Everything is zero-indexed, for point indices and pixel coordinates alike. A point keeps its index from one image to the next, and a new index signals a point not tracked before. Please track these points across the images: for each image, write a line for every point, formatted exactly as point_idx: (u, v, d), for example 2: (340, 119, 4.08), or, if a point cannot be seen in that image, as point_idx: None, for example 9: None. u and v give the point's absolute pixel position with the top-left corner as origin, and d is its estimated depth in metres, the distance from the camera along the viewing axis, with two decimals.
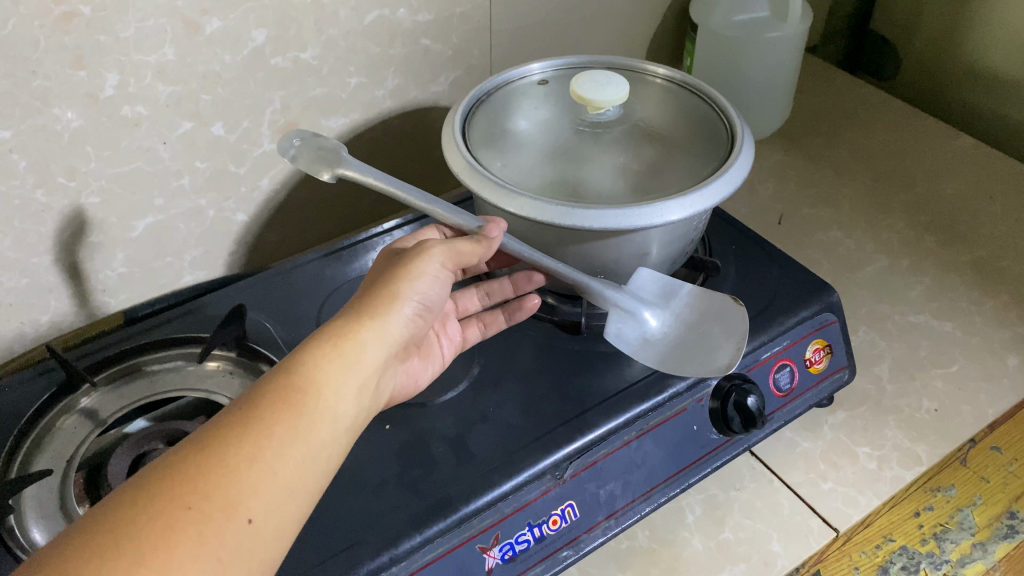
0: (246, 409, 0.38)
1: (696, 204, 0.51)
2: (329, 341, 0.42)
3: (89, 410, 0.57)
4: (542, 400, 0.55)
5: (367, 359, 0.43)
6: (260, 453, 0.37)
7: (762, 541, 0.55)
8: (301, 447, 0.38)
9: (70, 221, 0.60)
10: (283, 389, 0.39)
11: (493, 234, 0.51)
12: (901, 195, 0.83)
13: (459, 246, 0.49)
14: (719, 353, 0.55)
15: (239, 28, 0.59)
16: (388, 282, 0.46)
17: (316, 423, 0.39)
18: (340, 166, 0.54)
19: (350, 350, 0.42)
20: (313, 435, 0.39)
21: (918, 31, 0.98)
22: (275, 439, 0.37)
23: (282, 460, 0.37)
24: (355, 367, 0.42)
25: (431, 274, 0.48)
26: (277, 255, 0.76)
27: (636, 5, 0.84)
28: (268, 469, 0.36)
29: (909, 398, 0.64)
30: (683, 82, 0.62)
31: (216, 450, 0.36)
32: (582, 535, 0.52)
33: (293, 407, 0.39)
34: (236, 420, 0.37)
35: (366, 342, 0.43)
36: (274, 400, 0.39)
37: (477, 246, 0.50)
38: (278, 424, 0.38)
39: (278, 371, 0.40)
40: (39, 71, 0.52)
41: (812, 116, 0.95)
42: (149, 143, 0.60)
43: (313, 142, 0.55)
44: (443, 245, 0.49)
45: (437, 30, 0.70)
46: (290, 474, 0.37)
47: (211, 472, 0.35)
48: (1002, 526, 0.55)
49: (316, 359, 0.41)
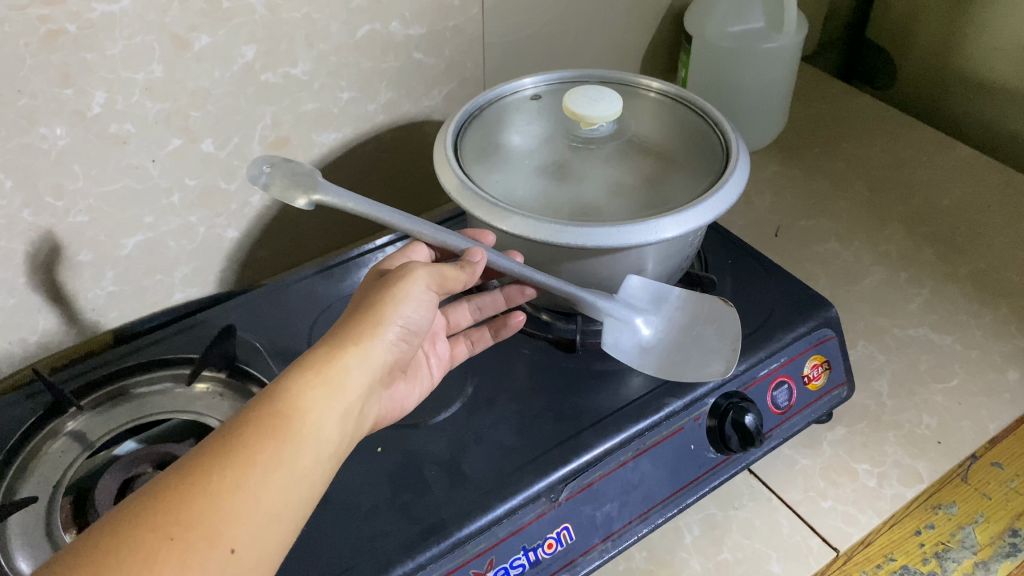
0: (230, 436, 0.37)
1: (691, 221, 0.50)
2: (314, 364, 0.41)
3: (77, 433, 0.56)
4: (537, 420, 0.54)
5: (352, 383, 0.42)
6: (243, 481, 0.36)
7: (761, 561, 0.54)
8: (285, 474, 0.37)
9: (58, 240, 0.59)
10: (266, 414, 0.38)
11: (476, 258, 0.50)
12: (899, 206, 0.82)
13: (445, 271, 0.48)
14: (705, 366, 0.56)
15: (229, 44, 0.58)
16: (375, 301, 0.45)
17: (300, 450, 0.38)
18: (318, 192, 0.46)
19: (335, 374, 0.41)
20: (296, 462, 0.38)
21: (915, 40, 0.97)
22: (258, 466, 0.36)
23: (266, 488, 0.36)
24: (340, 392, 0.41)
25: (417, 296, 0.47)
26: (269, 271, 0.75)
27: (631, 15, 0.83)
28: (251, 497, 0.36)
29: (908, 413, 0.63)
30: (676, 96, 0.61)
31: (199, 478, 0.35)
32: (579, 557, 0.51)
33: (276, 434, 0.38)
34: (219, 446, 0.36)
35: (351, 365, 0.42)
36: (257, 427, 0.38)
37: (460, 272, 0.49)
38: (262, 450, 0.37)
39: (261, 396, 0.39)
40: (25, 89, 0.52)
41: (808, 126, 0.95)
42: (138, 160, 0.60)
43: (285, 165, 0.47)
44: (426, 268, 0.47)
45: (429, 44, 0.69)
46: (274, 502, 0.36)
47: (193, 501, 0.34)
48: (1004, 544, 0.55)
49: (302, 384, 0.40)
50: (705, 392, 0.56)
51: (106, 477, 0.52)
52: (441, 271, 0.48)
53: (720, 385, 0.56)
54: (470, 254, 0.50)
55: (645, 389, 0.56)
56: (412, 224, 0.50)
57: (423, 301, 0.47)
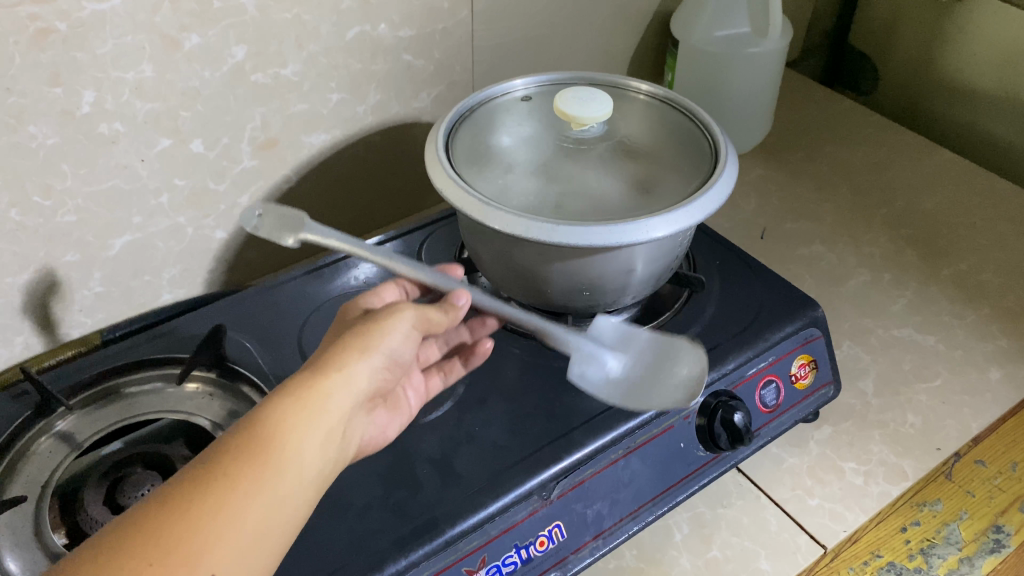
0: (211, 462, 0.37)
1: (682, 220, 0.50)
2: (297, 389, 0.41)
3: (65, 434, 0.55)
4: (527, 420, 0.55)
5: (335, 409, 0.42)
6: (224, 507, 0.36)
7: (750, 558, 0.55)
8: (265, 500, 0.37)
9: (45, 241, 0.59)
10: (247, 440, 0.38)
11: (460, 301, 0.51)
12: (882, 209, 0.83)
13: (426, 312, 0.48)
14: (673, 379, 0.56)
15: (219, 45, 0.58)
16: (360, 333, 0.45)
17: (282, 476, 0.38)
18: (307, 233, 0.47)
19: (318, 400, 0.41)
20: (278, 488, 0.38)
21: (894, 47, 0.99)
22: (240, 491, 0.36)
23: (246, 514, 0.36)
24: (322, 418, 0.41)
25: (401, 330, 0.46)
26: (257, 272, 0.75)
27: (618, 20, 0.84)
28: (232, 522, 0.36)
29: (893, 412, 0.64)
30: (665, 98, 0.62)
31: (178, 505, 0.35)
32: (570, 555, 0.51)
33: (257, 459, 0.38)
34: (199, 471, 0.36)
35: (333, 391, 0.42)
36: (238, 453, 0.37)
37: (442, 315, 0.50)
38: (242, 477, 0.37)
39: (244, 422, 0.39)
40: (14, 88, 0.51)
41: (792, 130, 0.96)
42: (127, 160, 0.59)
43: (275, 209, 0.47)
44: (412, 308, 0.47)
45: (418, 46, 0.70)
46: (254, 528, 0.36)
47: (173, 527, 0.34)
48: (988, 540, 0.55)
49: (284, 410, 0.40)
50: None
51: None
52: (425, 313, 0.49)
53: (710, 384, 0.57)
54: (453, 296, 0.51)
55: None
56: (392, 260, 0.50)
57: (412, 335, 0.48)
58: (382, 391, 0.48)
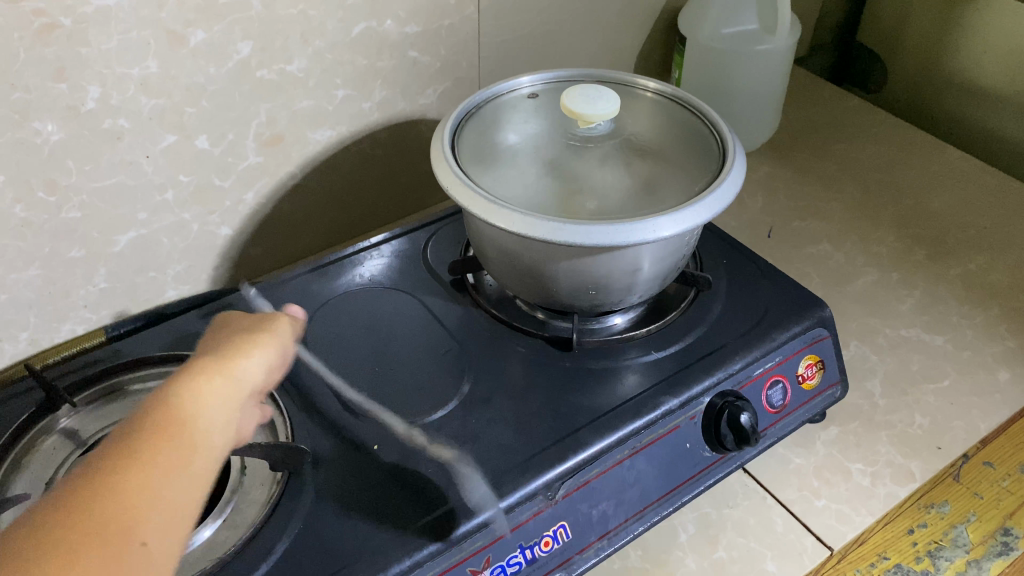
0: (121, 441, 0.35)
1: (688, 220, 0.50)
2: (186, 379, 0.39)
3: (69, 432, 0.55)
4: (532, 419, 0.54)
5: (227, 401, 0.40)
6: (145, 478, 0.33)
7: (755, 559, 0.55)
8: (185, 474, 0.35)
9: (50, 237, 0.59)
10: (152, 423, 0.36)
11: (285, 329, 0.48)
12: (890, 208, 0.83)
13: (269, 338, 0.46)
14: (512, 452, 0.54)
15: (224, 41, 0.58)
16: (224, 352, 0.43)
17: (194, 452, 0.36)
18: None
19: (207, 390, 0.39)
20: (194, 463, 0.35)
21: (903, 44, 0.98)
22: (157, 464, 0.34)
23: (168, 484, 0.34)
24: (216, 405, 0.39)
25: (262, 350, 0.45)
26: (262, 269, 0.75)
27: (625, 17, 0.83)
28: (156, 492, 0.33)
29: (900, 413, 0.64)
30: (673, 95, 0.62)
31: (98, 484, 0.32)
32: (575, 555, 0.51)
33: (166, 436, 0.36)
34: (111, 451, 0.34)
35: (219, 386, 0.40)
36: (144, 433, 0.35)
37: (274, 335, 0.47)
38: (156, 451, 0.35)
39: (142, 413, 0.37)
40: (18, 83, 0.51)
41: (800, 128, 0.95)
42: (131, 157, 0.59)
43: None
44: (266, 337, 0.46)
45: (424, 42, 0.69)
46: (180, 498, 0.34)
47: (97, 501, 0.32)
48: (996, 542, 0.55)
49: (177, 397, 0.38)
50: (702, 391, 0.56)
51: None
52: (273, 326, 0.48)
53: (716, 384, 0.56)
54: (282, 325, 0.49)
55: (639, 388, 0.56)
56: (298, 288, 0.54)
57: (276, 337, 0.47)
58: (254, 400, 0.46)
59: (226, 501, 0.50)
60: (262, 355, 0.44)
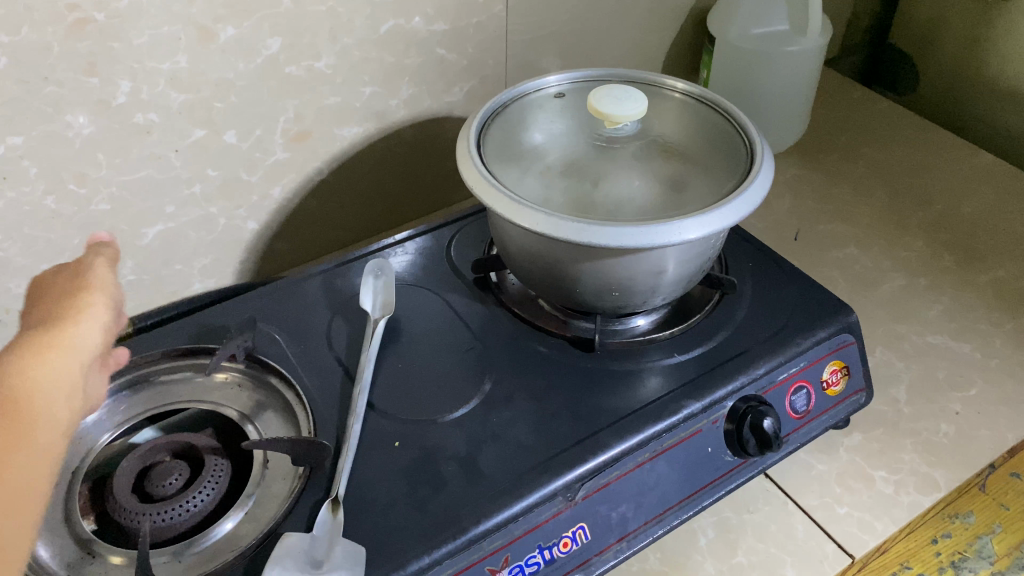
0: None
1: (715, 223, 0.50)
2: (14, 356, 0.36)
3: (95, 422, 0.56)
4: (552, 419, 0.54)
5: (67, 366, 0.38)
6: None
7: (775, 565, 0.54)
8: (19, 457, 0.33)
9: (79, 229, 0.59)
10: None
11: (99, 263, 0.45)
12: (919, 212, 0.82)
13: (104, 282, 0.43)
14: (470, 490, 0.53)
15: (253, 37, 0.58)
16: (68, 297, 0.41)
17: (37, 425, 0.35)
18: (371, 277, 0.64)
19: (56, 356, 0.37)
20: (35, 440, 0.34)
21: (935, 47, 0.97)
22: None
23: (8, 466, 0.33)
24: (64, 370, 0.37)
25: (103, 303, 0.42)
26: (287, 263, 0.75)
27: (654, 16, 0.83)
28: None
29: (925, 421, 0.63)
30: (701, 97, 0.62)
31: None
32: (594, 557, 0.51)
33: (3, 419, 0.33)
34: None
35: (60, 351, 0.38)
36: None
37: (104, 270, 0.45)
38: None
39: None
40: (51, 77, 0.52)
41: (828, 130, 0.94)
42: (160, 151, 0.60)
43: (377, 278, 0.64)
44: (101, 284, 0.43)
45: (452, 40, 0.69)
46: (23, 478, 0.33)
47: None
48: (1021, 555, 0.54)
49: (17, 365, 0.36)
50: (725, 395, 0.55)
51: (124, 464, 0.52)
52: (86, 278, 0.43)
53: (739, 388, 0.56)
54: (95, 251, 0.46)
55: (661, 391, 0.56)
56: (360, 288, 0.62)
57: (81, 318, 0.40)
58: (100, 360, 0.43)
59: (248, 494, 0.50)
60: (88, 321, 0.40)
